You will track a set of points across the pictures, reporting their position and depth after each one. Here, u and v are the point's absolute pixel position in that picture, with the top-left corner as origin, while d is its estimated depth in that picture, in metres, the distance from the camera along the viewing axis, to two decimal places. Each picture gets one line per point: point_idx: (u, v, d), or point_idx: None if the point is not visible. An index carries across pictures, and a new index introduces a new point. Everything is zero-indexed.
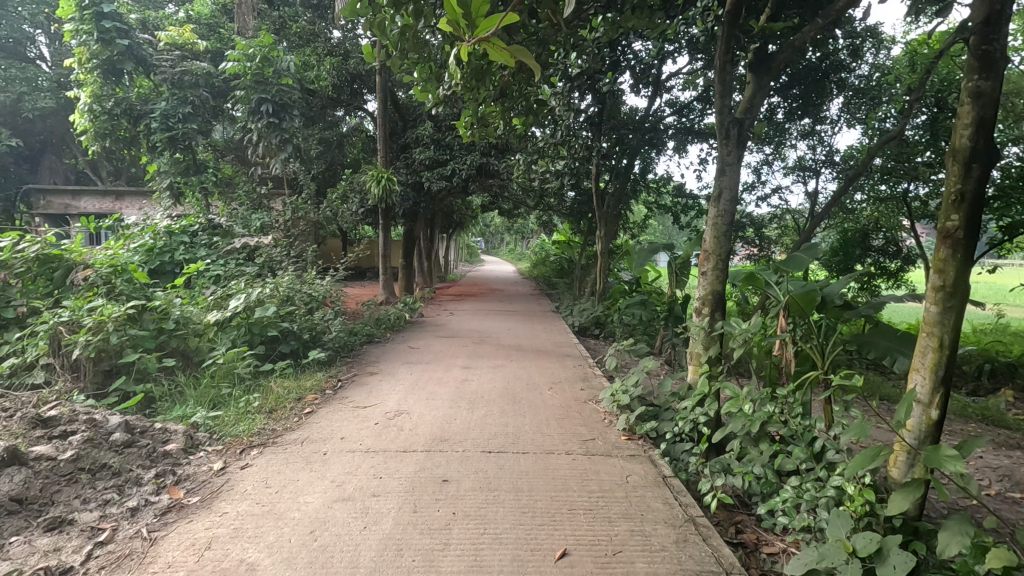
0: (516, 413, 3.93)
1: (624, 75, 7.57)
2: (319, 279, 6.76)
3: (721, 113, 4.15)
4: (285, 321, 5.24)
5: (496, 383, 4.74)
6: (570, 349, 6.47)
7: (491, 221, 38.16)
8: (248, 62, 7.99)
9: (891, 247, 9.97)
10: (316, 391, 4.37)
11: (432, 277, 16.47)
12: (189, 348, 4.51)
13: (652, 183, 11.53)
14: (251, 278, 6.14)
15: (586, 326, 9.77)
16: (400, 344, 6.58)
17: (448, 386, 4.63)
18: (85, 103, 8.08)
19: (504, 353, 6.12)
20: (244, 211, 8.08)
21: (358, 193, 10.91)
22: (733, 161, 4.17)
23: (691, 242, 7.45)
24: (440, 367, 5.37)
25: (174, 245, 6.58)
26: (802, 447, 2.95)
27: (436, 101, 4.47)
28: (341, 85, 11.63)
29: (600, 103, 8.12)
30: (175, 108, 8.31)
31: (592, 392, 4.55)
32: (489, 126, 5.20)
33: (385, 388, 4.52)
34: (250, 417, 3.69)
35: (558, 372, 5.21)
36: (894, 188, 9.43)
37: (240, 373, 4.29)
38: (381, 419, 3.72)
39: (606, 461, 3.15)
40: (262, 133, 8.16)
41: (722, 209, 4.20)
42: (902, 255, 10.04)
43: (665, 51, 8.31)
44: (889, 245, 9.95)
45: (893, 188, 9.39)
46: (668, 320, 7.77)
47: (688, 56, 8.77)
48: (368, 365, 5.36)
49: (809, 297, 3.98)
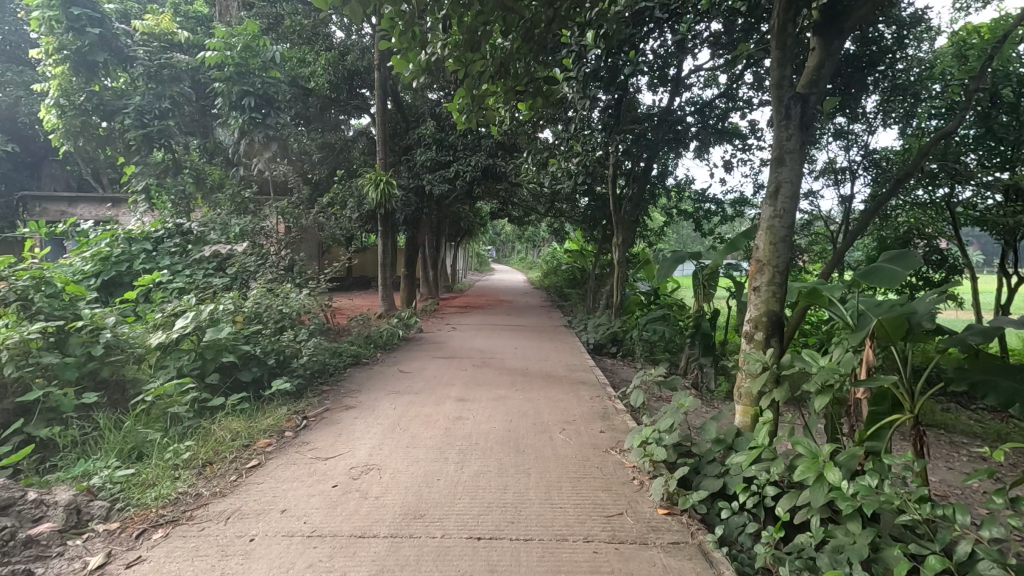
0: (519, 471, 3.05)
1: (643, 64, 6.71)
2: (296, 292, 5.96)
3: (779, 88, 3.29)
4: (245, 342, 4.40)
5: (496, 423, 3.87)
6: (585, 375, 5.55)
7: (501, 227, 37.23)
8: (230, 51, 7.12)
9: (933, 255, 8.95)
10: (271, 435, 3.52)
11: (438, 287, 15.58)
12: (123, 378, 3.74)
13: (672, 188, 10.67)
14: (217, 291, 5.36)
15: (601, 344, 8.74)
16: (390, 367, 5.73)
17: (436, 427, 3.75)
18: (53, 98, 7.40)
19: (507, 380, 5.22)
20: (223, 217, 7.29)
21: (355, 198, 10.12)
22: (794, 146, 3.28)
23: (721, 251, 6.53)
24: (431, 399, 4.50)
25: (134, 253, 5.81)
26: (933, 550, 2.05)
27: (422, 72, 3.67)
28: (339, 84, 10.84)
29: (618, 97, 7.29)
30: (152, 103, 7.63)
31: (615, 438, 3.65)
32: (487, 110, 4.37)
33: (362, 431, 3.68)
34: (174, 476, 2.85)
35: (572, 407, 4.31)
36: (933, 194, 8.65)
37: (175, 414, 3.44)
38: (342, 480, 2.88)
39: (642, 555, 2.27)
40: (244, 131, 7.39)
41: (781, 209, 3.33)
42: (947, 264, 8.97)
43: (688, 40, 7.45)
44: (932, 253, 8.91)
45: (932, 194, 8.62)
46: (696, 339, 6.92)
47: (709, 51, 7.98)
48: (346, 396, 4.52)
49: (899, 322, 3.04)
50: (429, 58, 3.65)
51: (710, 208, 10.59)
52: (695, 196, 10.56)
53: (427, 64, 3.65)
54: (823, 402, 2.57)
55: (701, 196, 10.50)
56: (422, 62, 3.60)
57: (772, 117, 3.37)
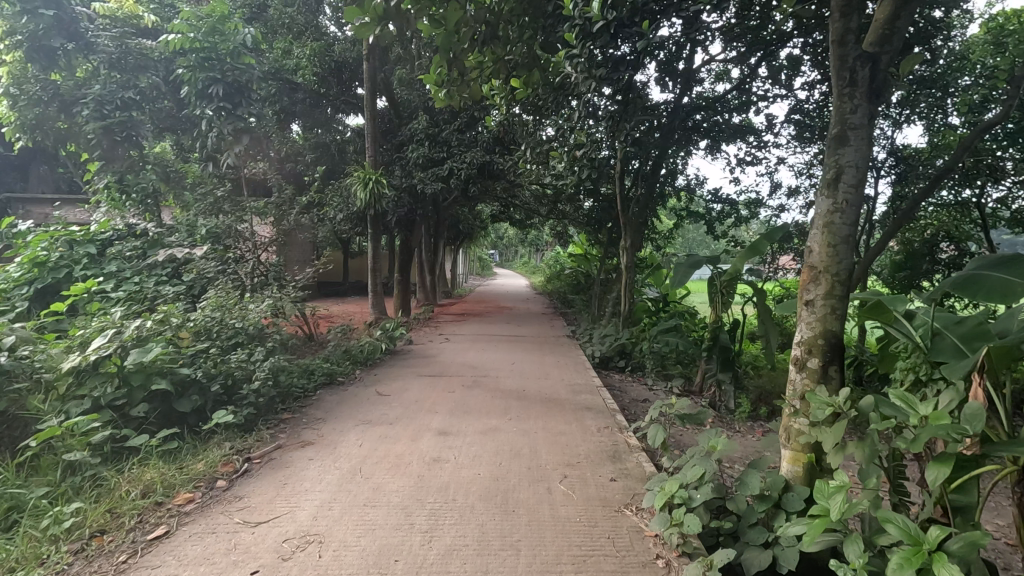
0: (504, 548, 2.30)
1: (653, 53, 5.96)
2: (261, 302, 5.25)
3: (841, 45, 2.57)
4: (185, 365, 3.69)
5: (481, 467, 3.14)
6: (591, 398, 4.82)
7: (505, 232, 36.57)
8: (195, 34, 6.37)
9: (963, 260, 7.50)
10: (197, 487, 2.81)
11: (434, 294, 14.86)
12: (21, 412, 3.04)
13: (682, 189, 9.96)
14: (167, 302, 4.65)
15: (608, 356, 7.93)
16: (367, 388, 5.00)
17: (407, 473, 3.02)
18: (4, 86, 6.68)
19: (500, 405, 4.47)
20: (189, 219, 6.58)
21: (342, 198, 9.41)
22: (860, 120, 2.56)
23: (742, 254, 5.80)
24: (408, 430, 3.78)
25: (77, 258, 5.18)
26: None
27: (380, 25, 2.93)
28: (327, 77, 10.12)
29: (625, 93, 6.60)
30: (113, 93, 6.81)
31: (630, 490, 2.92)
32: (473, 83, 3.67)
33: (314, 479, 2.95)
34: (44, 557, 2.15)
35: (576, 444, 3.57)
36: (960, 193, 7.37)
37: (73, 460, 2.74)
38: (270, 561, 2.15)
39: None
40: (211, 122, 6.63)
41: (844, 200, 2.59)
42: None
43: (698, 27, 6.70)
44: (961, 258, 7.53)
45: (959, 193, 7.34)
46: (713, 352, 6.45)
47: (721, 42, 7.25)
48: (308, 429, 3.81)
49: (1011, 348, 2.20)
50: (389, 6, 2.91)
51: (722, 208, 9.83)
52: (706, 196, 9.85)
53: (386, 12, 2.91)
54: (939, 473, 1.78)
55: (714, 196, 9.77)
56: (378, 10, 2.85)
57: (831, 85, 2.65)
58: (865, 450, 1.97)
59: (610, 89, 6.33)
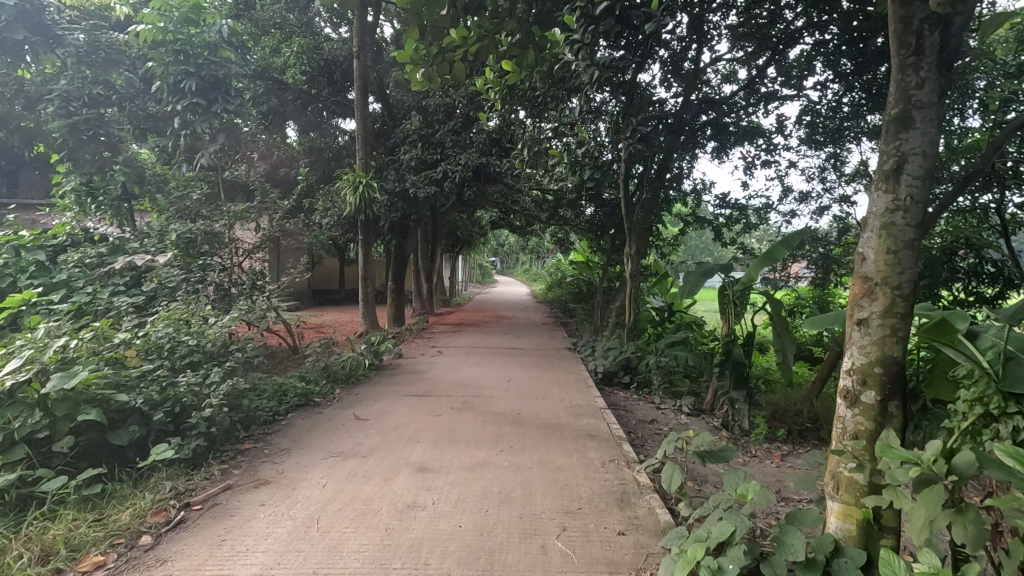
0: None
1: (657, 50, 5.49)
2: (228, 316, 4.74)
3: (904, 4, 2.08)
4: (124, 389, 3.20)
5: (463, 517, 2.62)
6: (594, 422, 4.30)
7: (507, 239, 36.04)
8: (165, 23, 5.94)
9: (985, 268, 6.36)
10: (114, 546, 2.31)
11: (431, 302, 14.31)
12: None
13: (688, 194, 9.48)
14: (118, 316, 4.17)
15: (612, 371, 7.38)
16: (343, 411, 4.48)
17: (374, 526, 2.51)
18: None
19: (492, 432, 3.97)
20: (158, 225, 6.07)
21: (332, 203, 8.94)
22: (928, 98, 2.07)
23: (756, 262, 5.29)
24: (383, 465, 3.26)
25: (22, 265, 4.89)
26: None
27: None
28: (316, 77, 9.65)
29: (627, 94, 6.11)
30: (80, 88, 6.36)
31: (642, 548, 2.40)
32: (457, 64, 3.19)
33: (259, 534, 2.43)
34: None
35: (577, 485, 3.04)
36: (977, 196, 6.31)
37: None
38: None
39: None
40: (183, 119, 6.19)
41: (907, 195, 2.10)
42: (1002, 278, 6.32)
43: (704, 24, 6.23)
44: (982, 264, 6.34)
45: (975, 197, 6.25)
46: (725, 367, 5.91)
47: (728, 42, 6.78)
48: (268, 463, 3.30)
49: None
50: None
51: (731, 214, 9.31)
52: (713, 202, 9.36)
53: None
54: None
55: (721, 202, 9.28)
56: None
57: (891, 55, 2.16)
58: (970, 529, 1.45)
59: (609, 88, 5.84)
